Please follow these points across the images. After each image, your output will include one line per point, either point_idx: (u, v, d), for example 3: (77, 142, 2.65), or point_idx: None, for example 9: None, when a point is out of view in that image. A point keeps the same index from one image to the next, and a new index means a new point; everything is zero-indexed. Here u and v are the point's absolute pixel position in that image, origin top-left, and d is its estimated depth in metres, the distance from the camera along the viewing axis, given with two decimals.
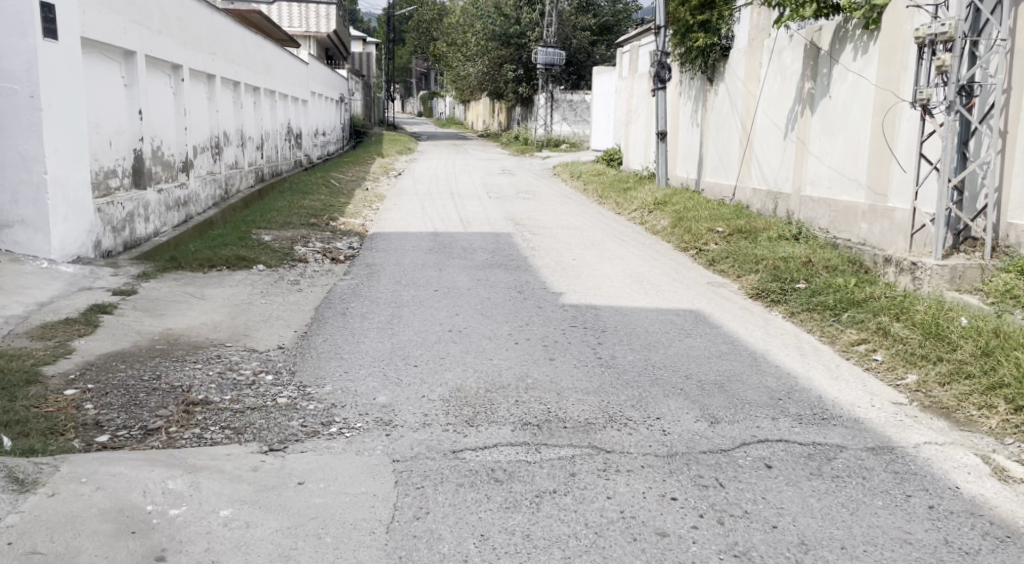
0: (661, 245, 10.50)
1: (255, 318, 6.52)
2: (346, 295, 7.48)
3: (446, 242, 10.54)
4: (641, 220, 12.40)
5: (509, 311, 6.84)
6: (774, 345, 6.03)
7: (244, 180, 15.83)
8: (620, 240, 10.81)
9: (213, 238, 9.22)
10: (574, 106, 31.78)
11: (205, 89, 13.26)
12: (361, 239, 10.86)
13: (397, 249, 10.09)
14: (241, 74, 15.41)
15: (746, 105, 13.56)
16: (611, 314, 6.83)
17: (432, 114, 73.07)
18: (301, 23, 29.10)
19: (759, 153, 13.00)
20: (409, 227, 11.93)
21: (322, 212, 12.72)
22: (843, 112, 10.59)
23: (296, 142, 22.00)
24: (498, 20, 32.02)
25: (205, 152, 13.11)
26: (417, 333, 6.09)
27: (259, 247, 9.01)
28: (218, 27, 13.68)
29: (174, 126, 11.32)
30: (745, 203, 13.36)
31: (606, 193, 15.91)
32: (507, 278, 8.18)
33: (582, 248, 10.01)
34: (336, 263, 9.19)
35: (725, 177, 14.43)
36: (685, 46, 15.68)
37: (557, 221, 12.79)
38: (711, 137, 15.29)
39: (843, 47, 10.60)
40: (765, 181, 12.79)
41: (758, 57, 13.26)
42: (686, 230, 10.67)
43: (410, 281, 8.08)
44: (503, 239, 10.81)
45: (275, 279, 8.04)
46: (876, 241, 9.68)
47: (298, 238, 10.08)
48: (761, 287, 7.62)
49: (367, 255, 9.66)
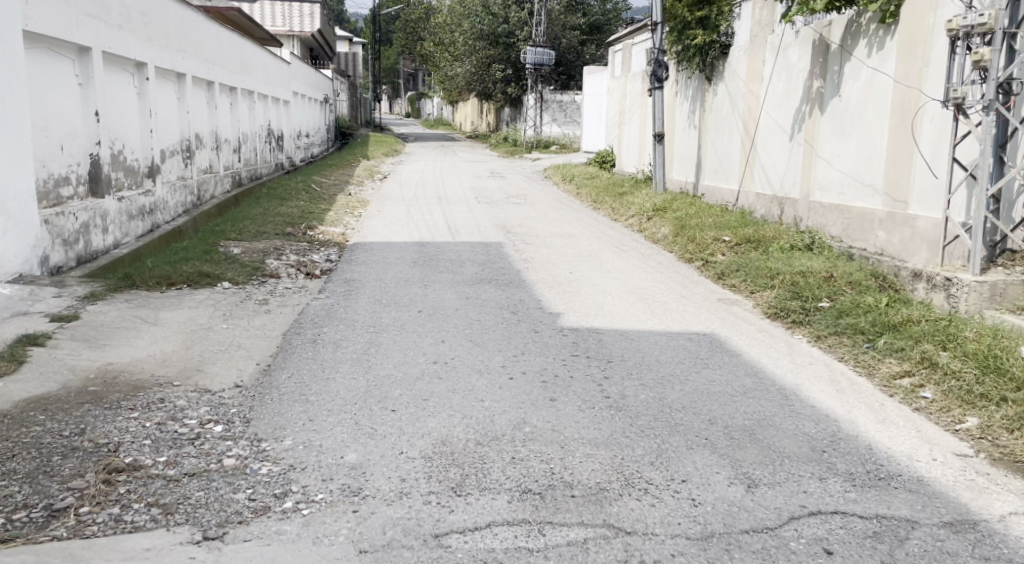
0: (662, 255, 9.75)
1: (213, 347, 5.77)
2: (318, 317, 6.72)
3: (431, 253, 9.80)
4: (640, 228, 11.65)
5: (500, 336, 6.10)
6: (803, 377, 5.28)
7: (219, 185, 15.03)
8: (619, 250, 10.04)
9: (176, 251, 8.45)
10: (563, 106, 31.07)
11: (174, 89, 12.47)
12: (340, 250, 10.08)
13: (378, 261, 9.34)
14: (215, 73, 14.63)
15: (749, 105, 12.81)
16: (616, 340, 6.08)
17: (421, 115, 72.32)
18: (284, 22, 28.31)
19: (763, 156, 12.27)
20: (393, 236, 11.16)
21: (299, 220, 11.96)
22: (856, 112, 9.86)
23: (276, 144, 21.18)
24: (486, 19, 31.29)
25: (175, 154, 12.38)
26: (398, 366, 5.33)
27: (226, 262, 8.24)
28: (187, 24, 12.89)
29: (138, 128, 10.62)
30: (748, 208, 12.61)
31: (600, 197, 15.17)
32: (498, 296, 7.44)
33: (579, 261, 9.26)
34: (311, 278, 8.40)
35: (726, 180, 13.70)
36: (682, 44, 14.91)
37: (549, 228, 12.01)
38: (710, 138, 14.54)
39: (855, 42, 9.86)
40: (771, 186, 12.05)
41: (760, 54, 12.52)
42: (690, 239, 9.92)
43: (392, 299, 7.33)
44: (492, 249, 10.08)
45: (241, 299, 7.29)
46: (896, 251, 8.95)
47: (271, 250, 9.31)
48: (779, 306, 6.86)
49: (346, 268, 8.90)
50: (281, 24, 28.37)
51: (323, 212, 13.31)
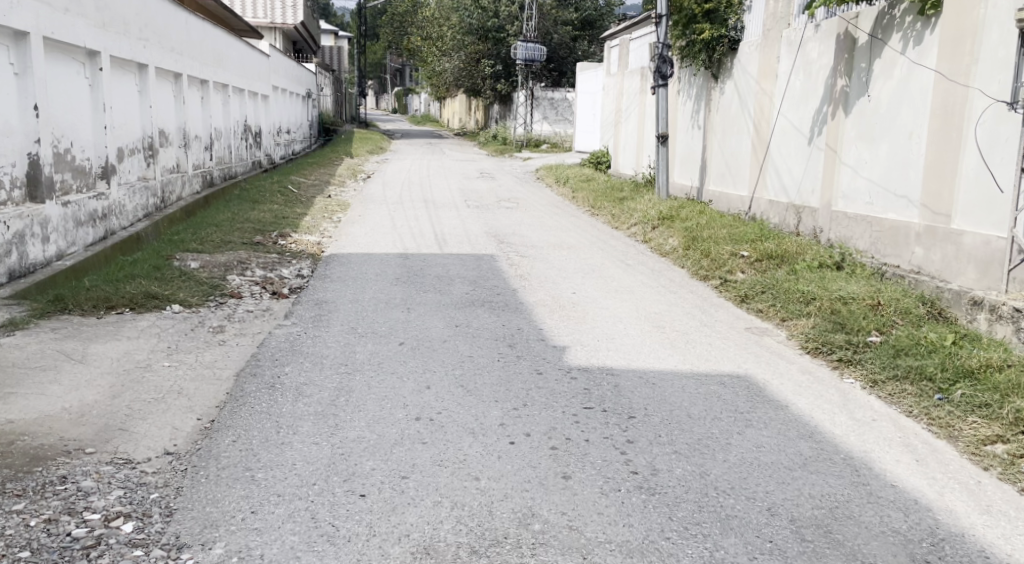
0: (672, 271, 8.79)
1: (147, 395, 4.80)
2: (281, 353, 5.74)
3: (415, 268, 8.82)
4: (646, 239, 10.73)
5: (496, 379, 5.12)
6: (870, 440, 4.29)
7: (185, 186, 14.08)
8: (625, 266, 9.06)
9: (123, 266, 7.48)
10: (555, 104, 30.05)
11: (136, 82, 12.09)
12: (314, 263, 9.09)
13: (357, 277, 8.36)
14: (182, 65, 14.06)
15: (762, 105, 11.81)
16: (635, 385, 5.10)
17: (408, 111, 71.21)
18: (266, 13, 27.20)
19: (777, 161, 11.25)
20: (374, 245, 10.14)
21: (270, 227, 11.00)
22: (887, 114, 8.85)
23: (253, 141, 20.08)
24: (475, 13, 30.12)
25: (135, 153, 11.83)
26: (370, 425, 4.32)
27: (180, 280, 7.32)
28: (147, 11, 12.39)
29: (91, 124, 10.19)
30: (762, 217, 11.60)
31: (599, 202, 14.22)
32: (492, 325, 6.47)
33: (581, 280, 8.28)
34: (278, 297, 7.47)
35: (735, 186, 12.71)
36: (687, 39, 13.84)
37: (547, 238, 10.98)
38: (717, 141, 13.54)
39: (887, 37, 8.85)
40: (786, 193, 11.02)
41: (775, 50, 11.53)
42: (704, 254, 8.93)
43: (369, 328, 6.36)
44: (484, 263, 9.11)
45: (192, 327, 6.33)
46: (936, 270, 7.94)
47: (235, 266, 8.33)
48: (822, 340, 5.84)
49: (320, 286, 7.94)
50: (263, 16, 27.26)
51: (298, 217, 12.32)
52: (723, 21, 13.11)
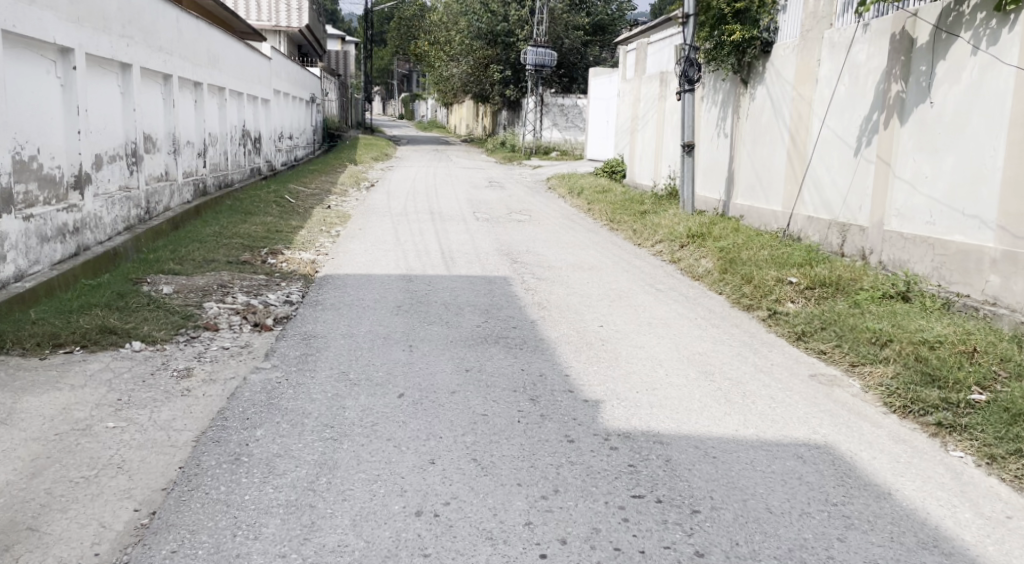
0: (710, 299, 7.77)
1: (76, 471, 3.86)
2: (256, 407, 4.74)
3: (419, 293, 7.82)
4: (676, 260, 9.70)
5: (517, 449, 4.13)
6: (1014, 557, 3.38)
7: (172, 196, 13.12)
8: (656, 293, 8.03)
9: (82, 293, 6.57)
10: (565, 111, 28.94)
11: (118, 82, 11.17)
12: (306, 287, 8.11)
13: (353, 304, 7.38)
14: (172, 65, 13.12)
15: (801, 113, 10.75)
16: (690, 456, 4.08)
17: (415, 117, 70.33)
18: (270, 16, 26.29)
19: (818, 174, 10.20)
20: (375, 265, 9.14)
21: (260, 242, 10.05)
22: (954, 122, 7.79)
23: (252, 147, 19.12)
24: (484, 17, 29.14)
25: (116, 160, 10.95)
26: (356, 525, 3.42)
27: (145, 309, 6.43)
28: (131, 6, 11.52)
29: (62, 128, 9.36)
30: (801, 236, 10.52)
31: (618, 216, 13.17)
32: (507, 369, 5.47)
33: (607, 310, 7.27)
34: (260, 329, 6.53)
35: (769, 200, 11.63)
36: (714, 41, 12.82)
37: (566, 258, 9.96)
38: (748, 150, 12.46)
39: (954, 36, 7.81)
40: (829, 209, 9.96)
41: (816, 52, 10.48)
42: (746, 279, 7.87)
43: (364, 373, 5.35)
44: (495, 288, 8.13)
45: (153, 371, 5.38)
46: (1018, 302, 6.88)
47: (213, 291, 7.36)
48: (913, 396, 4.76)
49: (311, 315, 6.97)
50: (267, 19, 26.36)
51: (293, 231, 11.35)
52: (755, 21, 12.03)
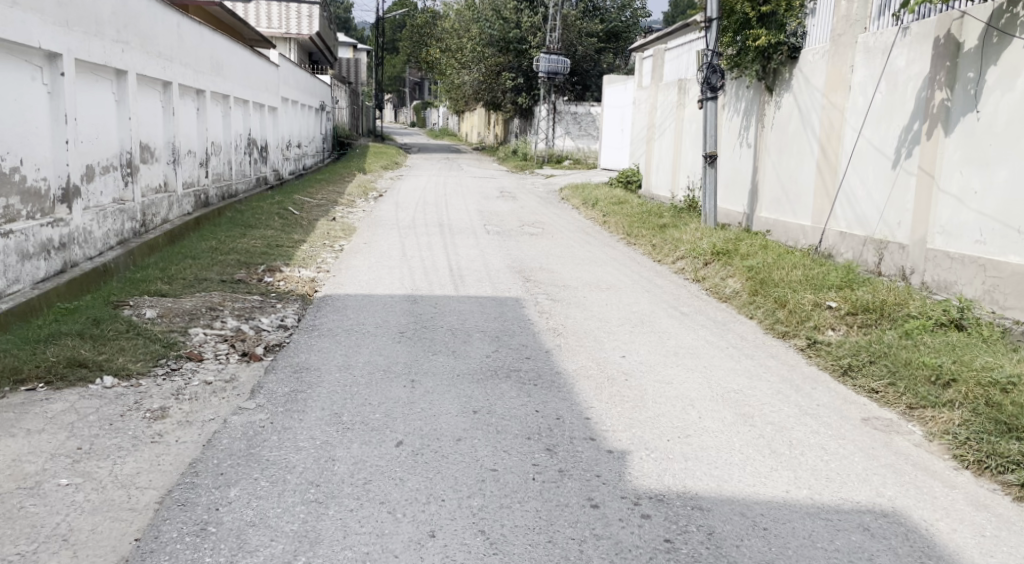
0: (741, 325, 7.18)
1: (12, 547, 3.45)
2: (233, 458, 4.15)
3: (423, 317, 7.23)
4: (701, 280, 9.09)
5: (531, 518, 3.62)
6: None
7: (171, 208, 12.58)
8: (681, 319, 7.41)
9: (56, 319, 6.04)
10: (578, 119, 28.33)
11: (112, 90, 10.64)
12: (303, 309, 7.54)
13: (352, 330, 6.80)
14: (172, 71, 12.59)
15: (833, 121, 10.13)
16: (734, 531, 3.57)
17: (427, 125, 69.90)
18: (280, 23, 25.76)
19: (852, 187, 9.60)
20: (378, 284, 8.56)
21: (258, 258, 9.49)
22: (1006, 133, 7.20)
23: (258, 156, 18.61)
24: (496, 24, 28.61)
25: (110, 172, 10.43)
26: None
27: (123, 337, 5.87)
28: (127, 10, 11.00)
29: (48, 137, 8.83)
30: (833, 252, 9.90)
31: (636, 230, 12.56)
32: (519, 411, 4.87)
33: (629, 339, 6.66)
34: (249, 359, 5.94)
35: (798, 214, 11.01)
36: (737, 46, 12.20)
37: (582, 276, 9.35)
38: (774, 161, 11.85)
39: (1007, 40, 7.21)
40: (864, 224, 9.36)
41: (850, 58, 9.87)
42: (780, 303, 7.26)
43: (359, 416, 4.75)
44: (507, 311, 7.53)
45: (123, 412, 4.79)
46: None
47: (201, 315, 6.79)
48: (990, 450, 4.17)
49: (307, 343, 6.40)
50: (278, 26, 25.82)
51: (294, 246, 10.80)
52: (781, 25, 11.45)
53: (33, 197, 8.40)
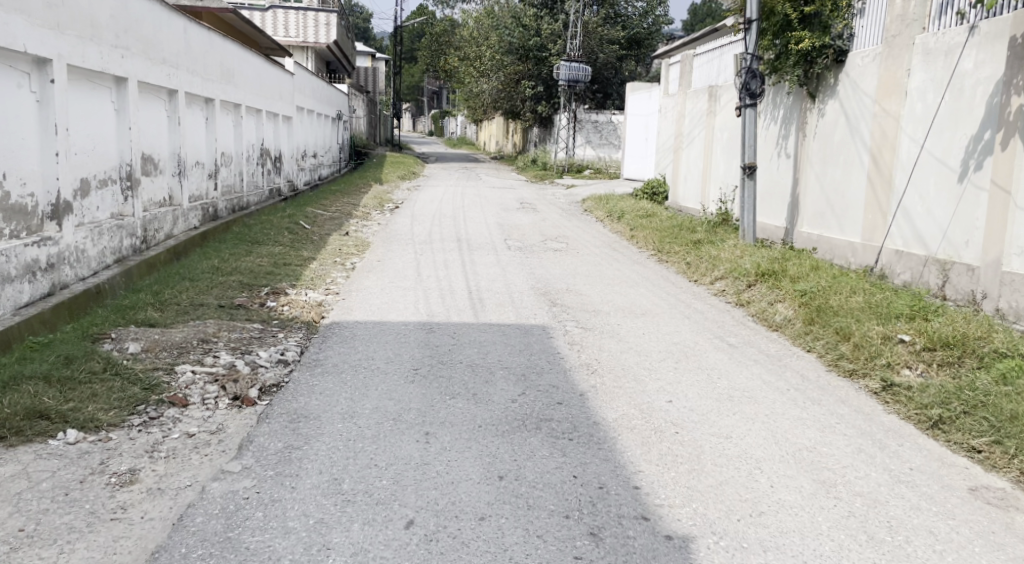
0: (798, 361, 6.39)
1: None
2: (205, 545, 3.55)
3: (440, 350, 6.44)
4: (746, 304, 8.29)
5: None
6: None
7: (176, 223, 11.88)
8: (731, 354, 6.58)
9: (23, 356, 5.29)
10: (599, 128, 27.60)
11: (112, 98, 9.88)
12: (307, 340, 6.78)
13: (360, 365, 6.03)
14: (177, 79, 11.85)
15: (888, 129, 9.38)
16: None
17: (444, 134, 69.32)
18: (298, 32, 25.11)
19: (910, 201, 8.90)
20: (391, 309, 7.81)
21: (261, 279, 8.76)
22: None
23: (272, 166, 17.94)
24: (516, 31, 27.91)
25: (107, 185, 9.68)
26: None
27: (97, 378, 5.11)
28: (128, 14, 10.20)
29: (36, 149, 8.09)
30: (888, 272, 9.16)
31: (669, 246, 11.76)
32: (553, 476, 4.10)
33: (674, 378, 5.86)
34: (240, 405, 5.18)
35: (844, 229, 10.25)
36: (778, 50, 11.38)
37: (614, 300, 8.54)
38: (815, 172, 11.08)
39: None
40: (923, 242, 8.66)
41: (907, 61, 9.13)
42: (846, 337, 6.49)
43: (362, 483, 3.99)
44: (533, 341, 6.76)
45: (83, 477, 4.05)
46: None
47: (191, 349, 6.00)
48: None
49: (310, 382, 5.65)
50: (295, 35, 25.18)
51: (302, 264, 10.09)
52: (825, 26, 10.64)
53: (16, 214, 7.67)
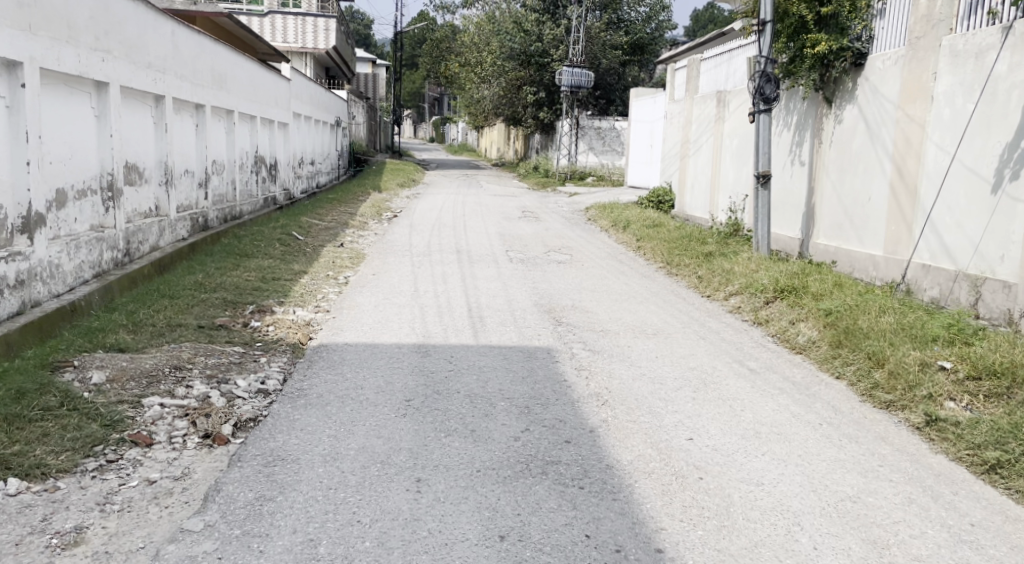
0: (828, 391, 5.87)
1: None
2: None
3: (436, 378, 5.88)
4: (767, 325, 7.74)
5: None
6: None
7: (163, 234, 11.34)
8: (753, 381, 6.05)
9: None
10: (601, 134, 27.10)
11: (92, 102, 9.29)
12: (293, 365, 6.22)
13: (348, 395, 5.48)
14: (165, 83, 11.31)
15: (911, 136, 8.88)
16: None
17: (445, 141, 68.82)
18: (297, 38, 24.56)
19: (937, 212, 8.46)
20: (385, 329, 7.27)
21: (247, 296, 8.22)
22: None
23: (267, 174, 17.41)
24: (517, 36, 27.34)
25: (86, 196, 9.09)
26: None
27: (50, 415, 4.56)
28: (111, 15, 9.62)
29: (5, 157, 7.53)
30: (914, 287, 8.68)
31: (679, 258, 11.20)
32: (562, 537, 3.69)
33: (694, 411, 5.31)
34: (212, 444, 4.64)
35: (863, 241, 9.74)
36: (793, 53, 10.83)
37: (622, 318, 7.99)
38: (831, 181, 10.56)
39: None
40: (952, 257, 8.24)
41: (932, 63, 8.63)
42: (881, 363, 5.98)
43: (340, 548, 3.59)
44: (537, 367, 6.23)
45: (18, 540, 3.63)
46: None
47: (163, 379, 5.43)
48: None
49: (291, 416, 5.09)
50: (294, 41, 24.62)
51: (293, 278, 9.56)
52: (843, 28, 10.10)
53: None
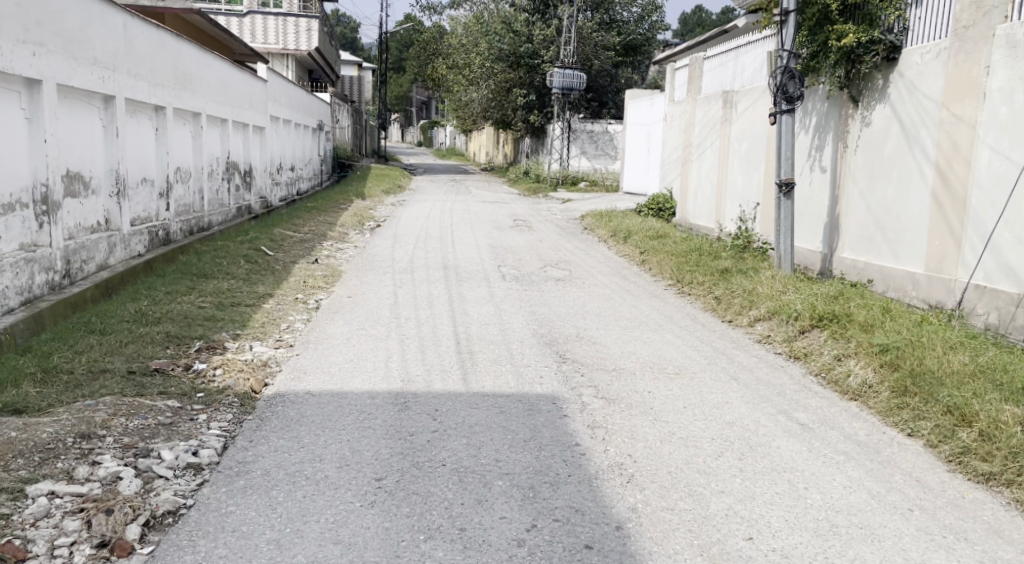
0: (907, 457, 4.70)
1: None
2: None
3: (415, 443, 4.67)
4: (808, 361, 6.54)
5: None
6: None
7: (114, 250, 10.07)
8: (810, 443, 4.87)
9: None
10: (595, 137, 25.88)
11: (22, 101, 8.03)
12: (236, 424, 4.97)
13: (300, 473, 4.26)
14: (115, 81, 10.05)
15: (961, 138, 7.72)
16: None
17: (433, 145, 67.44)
18: (277, 38, 23.27)
19: (995, 226, 7.31)
20: (355, 372, 6.03)
21: (196, 327, 7.00)
22: None
23: (240, 181, 16.15)
24: (506, 37, 26.09)
25: (15, 211, 7.84)
26: None
27: None
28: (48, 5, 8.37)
29: None
30: (968, 311, 7.53)
31: (693, 275, 10.01)
32: None
33: (746, 493, 4.14)
34: (110, 555, 3.60)
35: (901, 257, 8.58)
36: (817, 46, 9.70)
37: (638, 353, 6.79)
38: (859, 189, 9.40)
39: None
40: (1015, 276, 7.11)
41: (985, 54, 7.48)
42: (970, 419, 4.82)
43: None
44: (541, 424, 5.02)
45: None
46: None
47: (63, 454, 4.22)
48: None
49: (222, 507, 3.88)
50: (274, 42, 23.34)
51: (256, 303, 8.36)
52: (872, 19, 9.00)
53: None
